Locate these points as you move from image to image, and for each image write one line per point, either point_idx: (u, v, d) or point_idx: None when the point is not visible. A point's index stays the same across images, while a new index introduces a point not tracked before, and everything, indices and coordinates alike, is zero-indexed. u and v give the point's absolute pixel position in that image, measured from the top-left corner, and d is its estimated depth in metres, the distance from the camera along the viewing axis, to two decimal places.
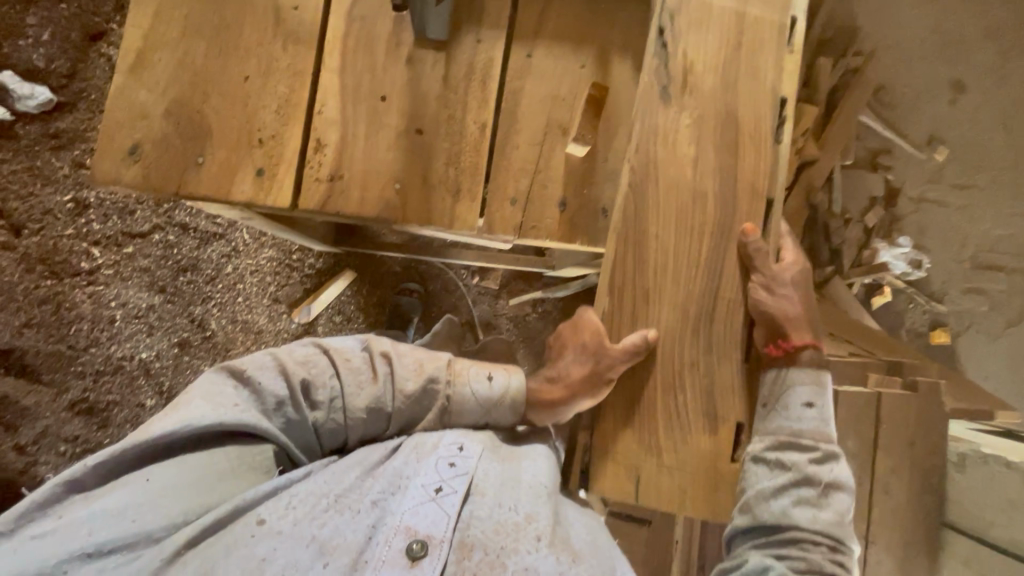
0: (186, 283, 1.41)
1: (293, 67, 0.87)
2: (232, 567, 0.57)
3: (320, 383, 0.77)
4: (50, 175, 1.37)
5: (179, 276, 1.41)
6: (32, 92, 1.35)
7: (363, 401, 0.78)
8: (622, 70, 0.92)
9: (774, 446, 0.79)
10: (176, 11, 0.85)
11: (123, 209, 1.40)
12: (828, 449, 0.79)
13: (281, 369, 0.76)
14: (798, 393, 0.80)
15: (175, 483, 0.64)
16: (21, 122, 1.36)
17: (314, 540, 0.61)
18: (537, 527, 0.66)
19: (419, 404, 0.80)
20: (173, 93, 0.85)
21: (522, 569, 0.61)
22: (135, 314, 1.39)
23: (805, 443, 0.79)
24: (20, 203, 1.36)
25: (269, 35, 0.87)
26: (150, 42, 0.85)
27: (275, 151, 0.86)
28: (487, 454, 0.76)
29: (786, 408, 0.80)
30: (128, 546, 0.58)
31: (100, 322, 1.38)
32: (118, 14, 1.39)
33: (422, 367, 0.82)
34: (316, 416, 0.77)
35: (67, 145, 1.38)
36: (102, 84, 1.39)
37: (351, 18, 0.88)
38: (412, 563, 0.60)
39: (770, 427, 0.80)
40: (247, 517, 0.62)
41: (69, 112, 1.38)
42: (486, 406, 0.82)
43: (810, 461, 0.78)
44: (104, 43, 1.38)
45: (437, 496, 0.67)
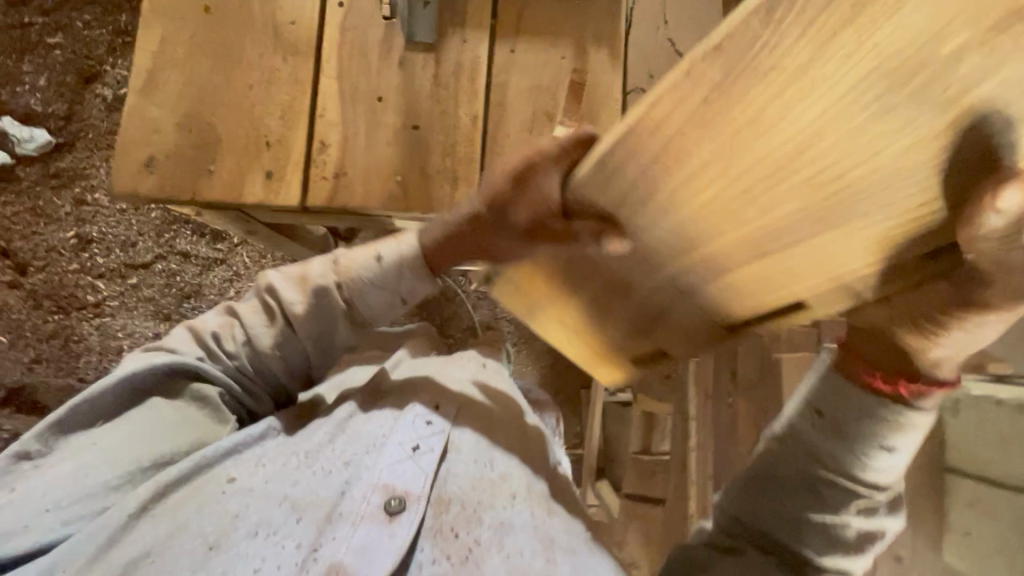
0: (190, 309, 1.40)
1: (293, 76, 0.90)
2: (206, 523, 0.60)
3: (227, 333, 0.76)
4: (54, 214, 1.39)
5: (183, 303, 1.40)
6: (31, 135, 1.38)
7: (272, 337, 0.76)
8: (599, 59, 0.94)
9: (835, 475, 0.62)
10: (180, 32, 0.90)
11: (125, 242, 1.41)
12: (894, 490, 0.64)
13: (194, 334, 0.76)
14: (896, 433, 0.60)
15: (128, 440, 0.66)
16: (21, 165, 1.39)
17: (285, 499, 0.63)
18: (511, 485, 0.69)
19: (322, 317, 0.76)
20: (181, 107, 0.88)
21: (499, 522, 0.64)
22: (142, 343, 1.38)
23: (873, 483, 0.63)
24: (25, 242, 1.38)
25: (269, 48, 0.91)
26: (158, 62, 0.89)
27: (282, 154, 0.88)
28: (464, 413, 0.75)
29: (843, 422, 0.61)
30: (88, 497, 0.61)
31: (108, 354, 1.37)
32: (111, 55, 1.43)
33: (306, 277, 0.76)
34: (239, 362, 0.75)
35: (67, 184, 1.40)
36: (99, 123, 1.41)
37: (345, 28, 0.92)
38: (390, 518, 0.61)
39: (813, 437, 0.63)
40: (217, 475, 0.65)
41: (68, 152, 1.40)
42: (383, 283, 0.75)
43: (871, 500, 0.63)
44: (100, 84, 1.42)
45: (415, 454, 0.67)
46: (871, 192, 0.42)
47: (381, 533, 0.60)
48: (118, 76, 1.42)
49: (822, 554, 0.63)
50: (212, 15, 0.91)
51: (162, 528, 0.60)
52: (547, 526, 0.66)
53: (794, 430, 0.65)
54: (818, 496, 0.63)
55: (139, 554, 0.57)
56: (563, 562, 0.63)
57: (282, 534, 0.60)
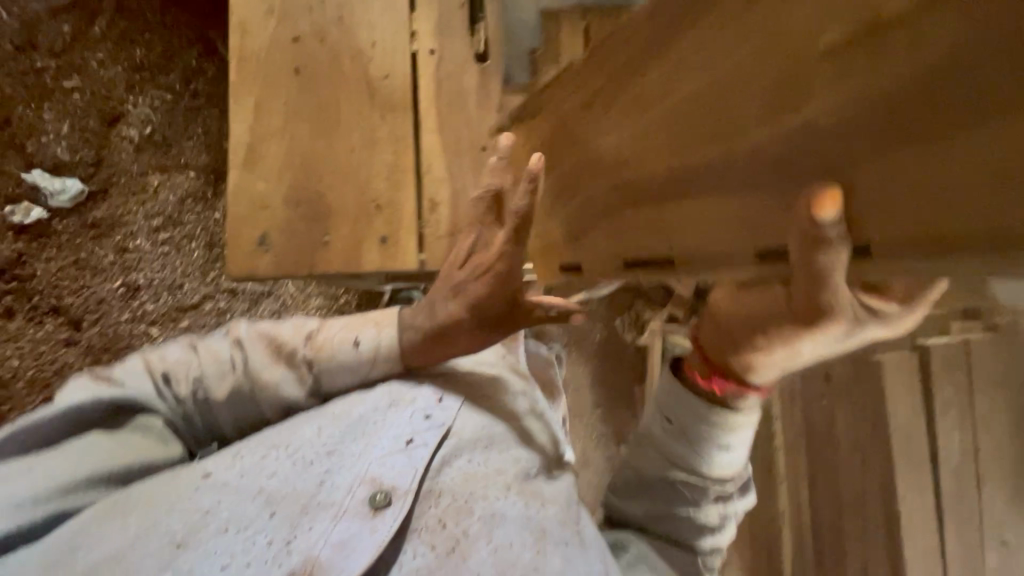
0: None
1: (393, 134, 0.91)
2: (176, 519, 0.57)
3: (181, 374, 0.71)
4: (98, 266, 1.20)
5: None
6: (64, 185, 1.18)
7: (224, 390, 0.71)
8: None
9: (690, 473, 0.70)
10: (274, 100, 0.90)
11: (171, 284, 1.23)
12: (744, 477, 0.73)
13: (146, 367, 0.71)
14: (728, 435, 0.67)
15: (68, 458, 0.62)
16: (57, 218, 1.18)
17: (261, 492, 0.59)
18: (506, 478, 0.65)
19: (283, 388, 0.72)
20: (287, 180, 0.89)
21: (490, 513, 0.61)
22: None
23: (721, 475, 0.71)
24: (74, 297, 1.18)
25: (366, 105, 0.91)
26: (256, 135, 0.89)
27: (392, 217, 0.90)
28: (469, 404, 0.71)
29: (688, 432, 0.68)
30: (16, 508, 0.57)
31: None
32: (132, 93, 1.22)
33: (281, 346, 0.73)
34: (183, 409, 0.71)
35: (108, 233, 1.21)
36: (132, 167, 1.22)
37: (440, 77, 0.93)
38: (375, 512, 0.59)
39: (669, 446, 0.71)
40: (193, 471, 0.61)
41: (104, 200, 1.20)
42: (357, 369, 0.73)
43: (723, 490, 0.71)
44: (124, 125, 1.21)
45: (407, 448, 0.64)
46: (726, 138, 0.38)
47: (363, 527, 0.58)
48: (142, 115, 1.22)
49: (699, 539, 0.73)
50: (305, 79, 0.91)
51: (127, 529, 0.56)
52: (539, 519, 0.63)
53: (652, 436, 0.73)
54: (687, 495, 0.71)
55: (100, 561, 0.54)
56: (553, 556, 0.60)
57: (254, 530, 0.57)
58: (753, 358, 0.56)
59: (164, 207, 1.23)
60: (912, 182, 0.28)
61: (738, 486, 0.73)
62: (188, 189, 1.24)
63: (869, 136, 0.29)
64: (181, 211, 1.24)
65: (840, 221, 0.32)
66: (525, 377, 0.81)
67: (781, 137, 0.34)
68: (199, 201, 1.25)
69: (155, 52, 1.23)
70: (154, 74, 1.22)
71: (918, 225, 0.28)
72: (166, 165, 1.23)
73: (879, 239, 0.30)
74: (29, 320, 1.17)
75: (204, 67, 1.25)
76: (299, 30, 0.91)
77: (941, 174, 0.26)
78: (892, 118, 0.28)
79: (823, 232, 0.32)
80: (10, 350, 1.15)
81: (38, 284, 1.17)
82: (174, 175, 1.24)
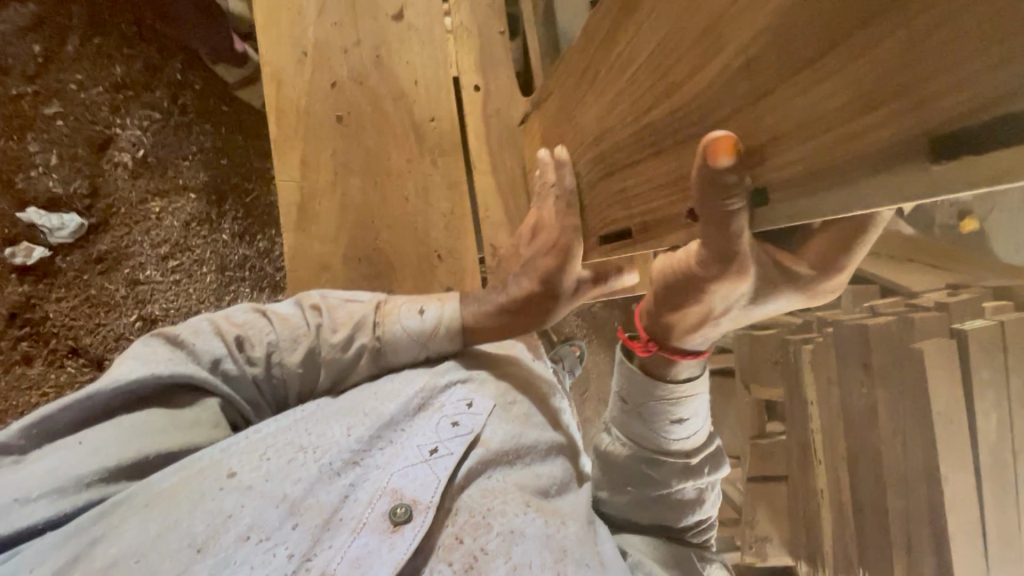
0: None
1: (447, 179, 0.99)
2: (196, 521, 0.49)
3: (255, 339, 0.67)
4: (110, 302, 1.14)
5: None
6: (63, 221, 1.11)
7: (298, 357, 0.68)
8: None
9: (653, 451, 0.69)
10: (322, 156, 0.95)
11: (188, 312, 1.19)
12: (709, 449, 0.72)
13: (216, 331, 0.65)
14: (677, 406, 0.67)
15: (120, 435, 0.55)
16: (61, 255, 1.12)
17: (284, 499, 0.52)
18: (524, 494, 0.59)
19: (348, 361, 0.70)
20: (345, 239, 0.95)
21: (510, 532, 0.54)
22: None
23: (686, 450, 0.70)
24: (92, 337, 1.13)
25: (416, 151, 0.98)
26: (306, 195, 0.95)
27: (454, 266, 0.97)
28: (498, 411, 0.66)
29: (644, 409, 0.68)
30: (57, 492, 0.50)
31: None
32: (120, 115, 1.15)
33: (351, 315, 0.72)
34: (252, 374, 0.66)
35: (116, 266, 1.15)
36: (133, 194, 1.16)
37: (488, 114, 1.00)
38: (394, 528, 0.52)
39: (629, 427, 0.70)
40: (218, 468, 0.54)
41: (106, 233, 1.14)
42: (421, 340, 0.71)
43: (688, 465, 0.70)
44: (115, 150, 1.15)
45: (431, 458, 0.58)
46: (674, 90, 0.46)
47: (380, 544, 0.50)
48: (132, 138, 1.16)
49: (681, 521, 0.70)
50: (350, 129, 0.97)
51: (149, 526, 0.49)
52: (565, 539, 0.56)
53: (614, 421, 0.72)
54: (661, 477, 0.69)
55: (119, 557, 0.47)
56: None
57: (274, 541, 0.49)
58: (677, 320, 0.60)
59: (170, 233, 1.18)
60: (796, 125, 0.34)
61: (704, 459, 0.71)
62: (192, 212, 1.20)
63: (764, 85, 0.36)
64: (187, 235, 1.19)
65: (732, 168, 0.39)
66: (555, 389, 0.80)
67: (712, 90, 0.41)
68: (206, 223, 1.21)
69: (137, 68, 1.17)
70: (138, 91, 1.17)
71: (806, 160, 0.34)
72: (165, 188, 1.18)
73: (777, 180, 0.36)
74: (48, 365, 1.11)
75: (191, 80, 1.21)
76: (338, 76, 0.97)
77: (816, 111, 0.33)
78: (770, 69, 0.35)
79: (721, 178, 0.39)
80: (34, 397, 1.10)
81: (51, 326, 1.11)
82: (175, 199, 1.19)
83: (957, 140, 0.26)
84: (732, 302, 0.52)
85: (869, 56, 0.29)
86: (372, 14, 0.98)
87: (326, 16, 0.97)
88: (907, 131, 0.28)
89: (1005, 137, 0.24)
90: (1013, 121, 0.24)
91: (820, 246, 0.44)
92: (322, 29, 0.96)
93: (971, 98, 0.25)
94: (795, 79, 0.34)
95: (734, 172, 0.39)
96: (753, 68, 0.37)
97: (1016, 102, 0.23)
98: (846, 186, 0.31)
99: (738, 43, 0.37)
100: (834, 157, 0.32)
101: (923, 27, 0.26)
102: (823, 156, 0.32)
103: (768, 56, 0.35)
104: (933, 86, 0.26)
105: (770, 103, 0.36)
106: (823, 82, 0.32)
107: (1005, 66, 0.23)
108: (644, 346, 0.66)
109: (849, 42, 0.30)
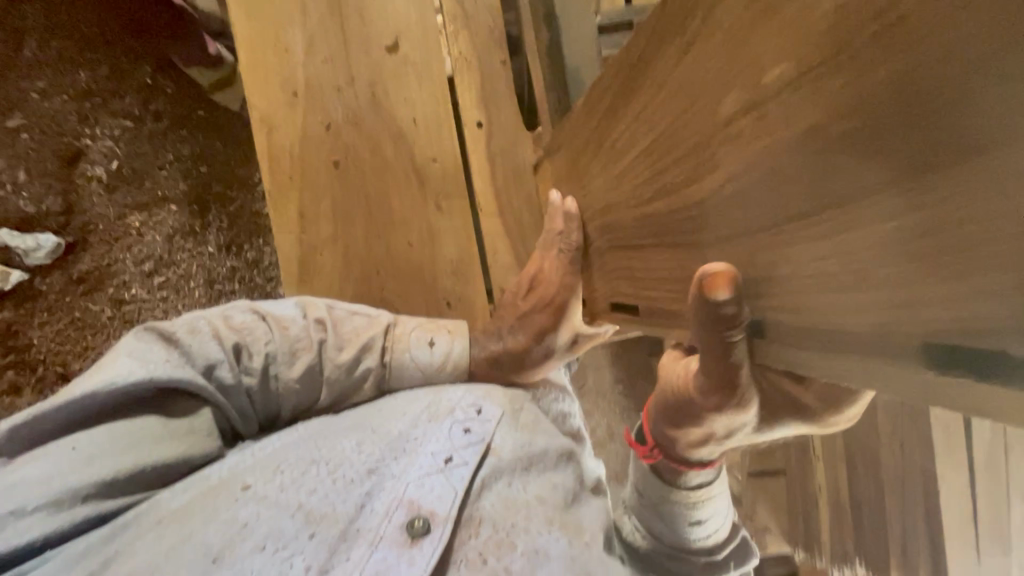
0: None
1: (452, 223, 0.97)
2: (212, 535, 0.50)
3: (255, 346, 0.67)
4: (96, 323, 1.16)
5: None
6: (37, 241, 1.11)
7: (296, 372, 0.68)
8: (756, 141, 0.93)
9: (673, 548, 0.69)
10: (321, 204, 0.95)
11: None
12: (733, 544, 0.71)
13: (215, 334, 0.64)
14: (694, 511, 0.66)
15: (114, 440, 0.54)
16: (39, 276, 1.13)
17: (299, 508, 0.53)
18: (547, 509, 0.60)
19: (352, 375, 0.71)
20: (351, 292, 0.95)
21: (534, 550, 0.55)
22: None
23: (709, 545, 0.69)
24: (80, 361, 1.15)
25: (418, 195, 0.96)
26: (307, 248, 0.95)
27: (463, 311, 0.96)
28: (507, 420, 0.67)
29: (662, 511, 0.67)
30: (53, 505, 0.49)
31: None
32: (87, 124, 1.16)
33: (358, 333, 0.74)
34: (248, 384, 0.65)
35: (98, 286, 1.17)
36: (107, 210, 1.17)
37: (493, 153, 0.97)
38: (411, 541, 0.52)
39: (648, 522, 0.70)
40: (232, 484, 0.55)
41: (85, 251, 1.16)
42: (427, 373, 0.74)
43: (713, 561, 0.69)
44: (86, 163, 1.16)
45: (446, 467, 0.59)
46: (675, 189, 0.47)
47: (399, 559, 0.51)
48: (104, 149, 1.17)
49: None
50: (347, 173, 0.95)
51: (161, 540, 0.49)
52: (584, 558, 0.57)
53: (632, 511, 0.72)
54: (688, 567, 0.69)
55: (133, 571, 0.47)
56: None
57: (291, 552, 0.50)
58: (684, 437, 0.58)
59: (153, 248, 1.20)
60: (792, 278, 0.36)
61: (730, 553, 0.71)
62: (174, 225, 1.21)
63: (768, 224, 0.37)
64: (171, 250, 1.21)
65: (732, 300, 0.40)
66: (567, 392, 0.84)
67: (719, 203, 0.41)
68: (189, 236, 1.22)
69: (102, 73, 1.17)
70: (105, 98, 1.17)
71: (800, 311, 0.36)
72: (144, 202, 1.19)
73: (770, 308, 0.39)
74: (37, 394, 1.12)
75: (161, 84, 1.21)
76: (332, 117, 0.95)
77: (804, 269, 0.35)
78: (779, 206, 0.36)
79: (722, 306, 0.40)
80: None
81: (37, 353, 1.13)
82: (156, 212, 1.20)
83: (948, 357, 0.28)
84: (736, 428, 0.51)
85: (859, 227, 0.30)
86: (364, 50, 0.95)
87: (315, 53, 0.94)
88: (902, 330, 0.30)
89: (985, 376, 0.26)
90: (995, 364, 0.25)
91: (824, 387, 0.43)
92: (311, 67, 0.94)
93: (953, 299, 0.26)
94: (784, 229, 0.36)
95: (733, 303, 0.40)
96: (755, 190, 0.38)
97: (1008, 342, 0.24)
98: (846, 361, 0.34)
99: (727, 171, 0.39)
100: (831, 328, 0.34)
101: (899, 214, 0.28)
102: (819, 321, 0.35)
103: (755, 194, 0.37)
104: (910, 272, 0.28)
105: (753, 245, 0.39)
106: (809, 242, 0.34)
107: (985, 274, 0.25)
108: (649, 452, 0.65)
109: (832, 212, 0.32)
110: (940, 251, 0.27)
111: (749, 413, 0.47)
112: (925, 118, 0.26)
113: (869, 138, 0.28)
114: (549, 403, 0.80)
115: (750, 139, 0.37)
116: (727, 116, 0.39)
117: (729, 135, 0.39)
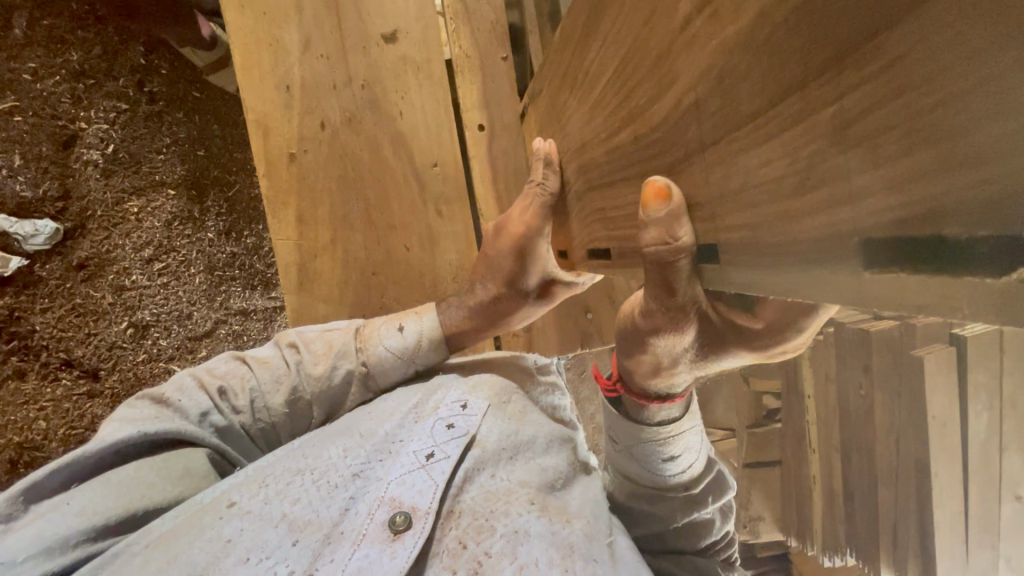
0: None
1: (454, 227, 0.96)
2: (195, 555, 0.48)
3: (237, 387, 0.69)
4: (97, 310, 1.17)
5: None
6: (36, 227, 1.10)
7: (281, 397, 0.69)
8: None
9: (653, 488, 0.71)
10: (319, 210, 0.93)
11: (179, 315, 1.22)
12: (710, 478, 0.73)
13: (200, 385, 0.68)
14: (667, 445, 0.68)
15: (108, 492, 0.54)
16: (38, 263, 1.12)
17: (284, 518, 0.52)
18: (529, 491, 0.59)
19: (335, 391, 0.72)
20: (349, 299, 0.95)
21: (514, 531, 0.53)
22: None
23: (686, 479, 0.71)
24: (83, 348, 1.16)
25: (420, 198, 0.95)
26: (305, 254, 0.94)
27: None
28: (494, 410, 0.67)
29: (635, 451, 0.70)
30: (45, 554, 0.48)
31: None
32: (81, 107, 1.14)
33: (331, 346, 0.74)
34: (239, 423, 0.67)
35: (98, 272, 1.17)
36: (105, 195, 1.16)
37: (494, 151, 0.97)
38: (394, 537, 0.51)
39: (626, 467, 0.72)
40: (217, 502, 0.54)
41: (83, 237, 1.15)
42: (406, 357, 0.74)
43: (691, 496, 0.71)
44: (82, 147, 1.14)
45: (428, 463, 0.58)
46: (637, 127, 0.45)
47: (381, 554, 0.50)
48: (99, 133, 1.15)
49: (702, 539, 0.72)
50: (344, 175, 0.94)
51: (150, 564, 0.48)
52: (572, 535, 0.56)
53: (610, 459, 0.75)
54: (671, 504, 0.71)
55: None
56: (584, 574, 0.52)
57: (274, 560, 0.49)
58: (641, 369, 0.60)
59: (151, 235, 1.20)
60: (746, 202, 0.33)
61: (706, 488, 0.73)
62: (172, 211, 1.21)
63: (728, 188, 0.35)
64: (169, 235, 1.21)
65: (666, 211, 0.40)
66: (554, 384, 0.81)
67: (670, 117, 0.39)
68: (188, 221, 1.23)
69: (95, 53, 1.14)
70: (99, 80, 1.15)
71: (752, 228, 0.33)
72: (141, 186, 1.19)
73: (727, 244, 0.36)
74: (42, 379, 1.14)
75: (155, 65, 1.19)
76: (327, 117, 0.93)
77: (755, 176, 0.32)
78: (716, 119, 0.34)
79: (676, 226, 0.40)
80: (33, 412, 1.13)
81: (39, 340, 1.14)
82: (153, 197, 1.20)
83: (908, 245, 0.23)
84: (678, 356, 0.53)
85: (800, 148, 0.28)
86: (362, 44, 0.93)
87: (311, 50, 0.92)
88: (846, 231, 0.26)
89: (949, 266, 0.22)
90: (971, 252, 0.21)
91: (777, 310, 0.44)
92: (306, 65, 0.92)
93: (905, 202, 0.23)
94: (736, 155, 0.33)
95: (667, 215, 0.40)
96: (698, 113, 0.36)
97: (955, 224, 0.21)
98: (805, 273, 0.29)
99: (687, 79, 0.36)
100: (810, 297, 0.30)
101: (866, 176, 0.24)
102: (783, 252, 0.31)
103: (717, 129, 0.34)
104: (867, 202, 0.25)
105: (721, 206, 0.36)
106: (774, 208, 0.31)
107: (940, 175, 0.21)
108: (610, 386, 0.70)
109: (786, 105, 0.28)
110: (901, 177, 0.23)
111: (686, 339, 0.49)
112: (921, 96, 0.21)
113: (817, 40, 0.25)
114: (538, 396, 0.78)
115: (705, 47, 0.33)
116: (685, 17, 0.35)
117: (684, 41, 0.35)
